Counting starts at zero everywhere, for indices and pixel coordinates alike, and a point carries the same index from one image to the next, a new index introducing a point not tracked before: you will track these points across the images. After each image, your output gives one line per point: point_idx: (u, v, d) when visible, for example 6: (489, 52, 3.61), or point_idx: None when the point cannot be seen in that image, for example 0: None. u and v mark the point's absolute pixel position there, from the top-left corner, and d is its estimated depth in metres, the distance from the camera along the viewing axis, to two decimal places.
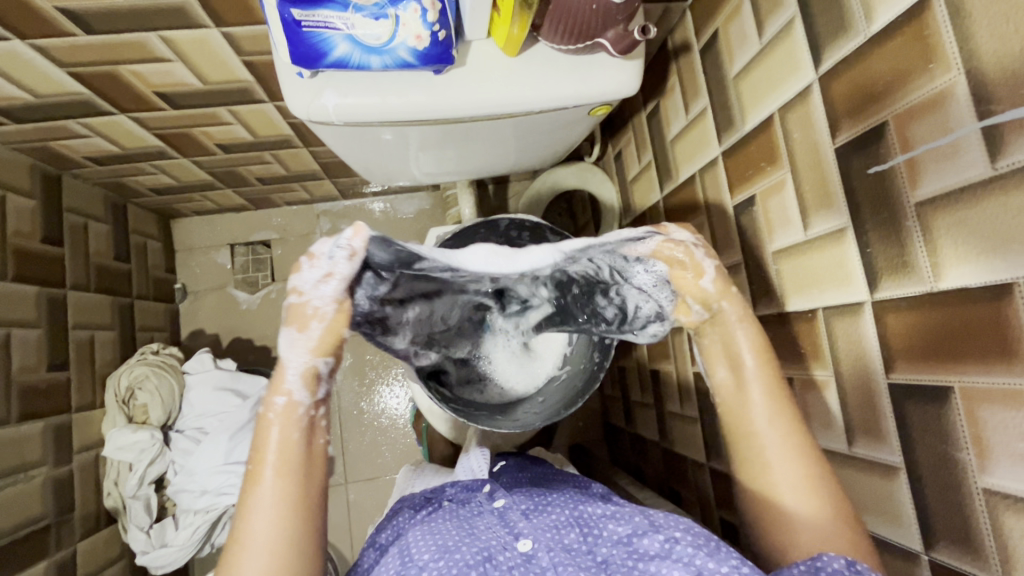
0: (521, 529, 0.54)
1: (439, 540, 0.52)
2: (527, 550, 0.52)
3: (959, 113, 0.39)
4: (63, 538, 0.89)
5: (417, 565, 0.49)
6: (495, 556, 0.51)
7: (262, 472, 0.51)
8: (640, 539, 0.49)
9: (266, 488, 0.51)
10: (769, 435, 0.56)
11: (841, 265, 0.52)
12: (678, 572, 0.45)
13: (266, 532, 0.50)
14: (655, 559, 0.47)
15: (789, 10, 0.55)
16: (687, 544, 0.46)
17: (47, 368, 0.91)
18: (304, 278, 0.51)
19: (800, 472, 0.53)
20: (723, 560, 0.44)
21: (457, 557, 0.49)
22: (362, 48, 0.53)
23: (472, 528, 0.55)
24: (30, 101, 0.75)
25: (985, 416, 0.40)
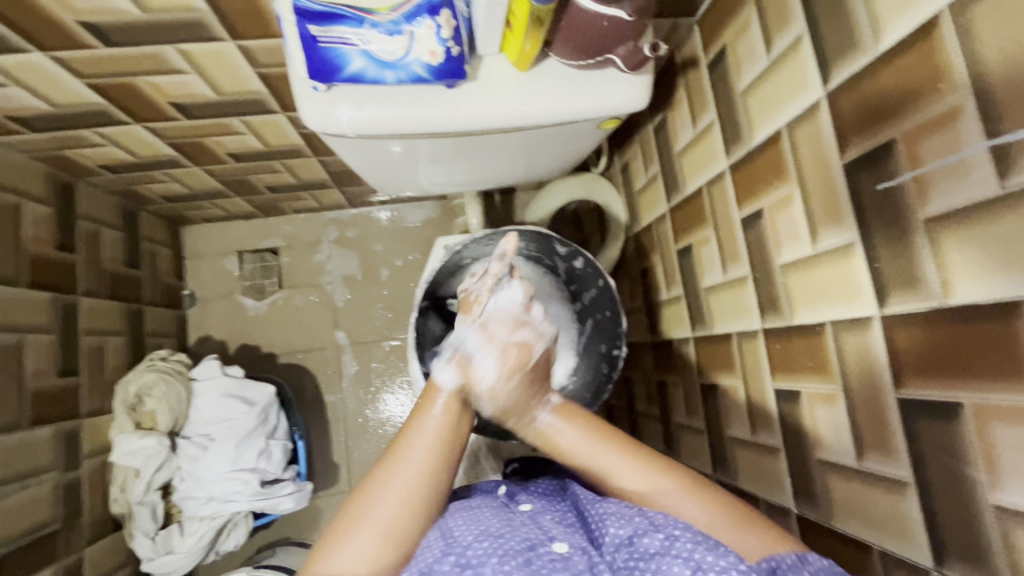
0: (554, 531, 0.51)
1: (483, 525, 0.50)
2: (563, 551, 0.48)
3: (968, 131, 0.40)
4: (70, 543, 0.89)
5: (461, 544, 0.48)
6: (537, 548, 0.48)
7: (431, 407, 0.57)
8: (641, 539, 0.47)
9: (433, 419, 0.56)
10: (598, 448, 0.57)
11: (849, 280, 0.52)
12: (677, 567, 0.43)
13: (420, 457, 0.53)
14: (656, 557, 0.45)
15: (797, 27, 0.55)
16: (686, 540, 0.45)
17: (58, 374, 0.91)
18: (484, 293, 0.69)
19: (632, 463, 0.55)
20: (721, 555, 0.43)
21: (503, 544, 0.47)
22: (376, 63, 0.54)
23: (510, 519, 0.52)
24: (48, 110, 0.77)
25: (996, 433, 0.40)
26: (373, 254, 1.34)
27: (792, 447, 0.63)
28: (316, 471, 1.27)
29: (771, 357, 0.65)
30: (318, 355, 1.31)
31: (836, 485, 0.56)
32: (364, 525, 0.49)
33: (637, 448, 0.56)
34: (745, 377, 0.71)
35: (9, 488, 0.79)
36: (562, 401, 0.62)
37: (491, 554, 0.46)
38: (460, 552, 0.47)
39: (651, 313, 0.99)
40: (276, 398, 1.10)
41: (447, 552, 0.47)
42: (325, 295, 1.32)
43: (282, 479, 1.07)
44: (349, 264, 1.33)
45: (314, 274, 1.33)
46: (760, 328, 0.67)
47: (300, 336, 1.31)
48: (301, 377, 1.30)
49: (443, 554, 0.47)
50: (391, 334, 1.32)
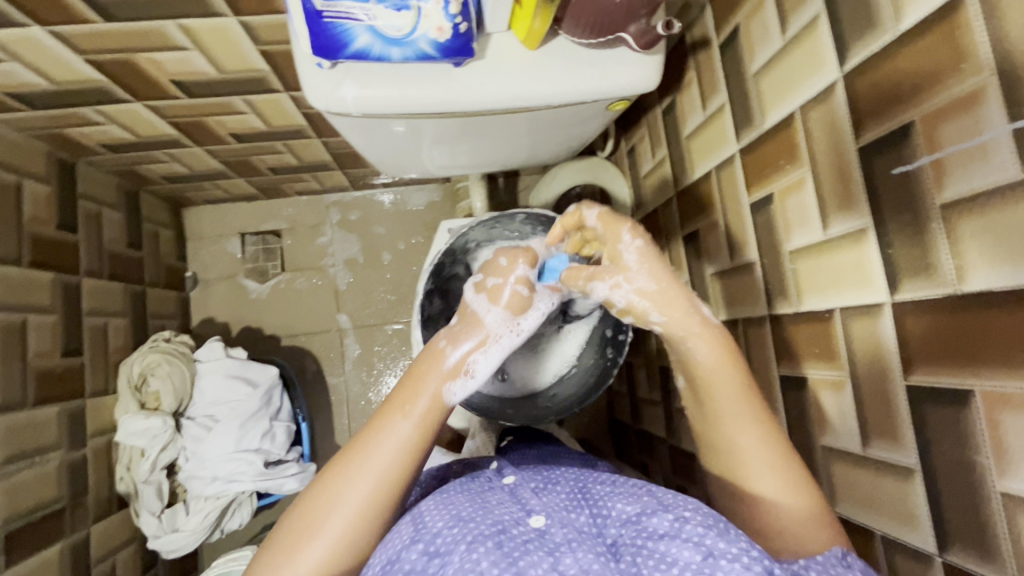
0: (533, 506, 0.52)
1: (454, 511, 0.50)
2: (540, 525, 0.48)
3: (990, 114, 0.39)
4: (77, 521, 0.90)
5: (430, 531, 0.48)
6: (509, 529, 0.47)
7: (413, 403, 0.55)
8: (649, 518, 0.47)
9: (401, 428, 0.54)
10: (730, 400, 0.56)
11: (860, 266, 0.51)
12: (687, 551, 0.42)
13: (381, 465, 0.52)
14: (663, 538, 0.44)
15: (814, 6, 0.54)
16: (697, 523, 0.45)
17: (62, 354, 0.91)
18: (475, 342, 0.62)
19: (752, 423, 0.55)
20: (732, 541, 0.42)
21: (470, 527, 0.47)
22: (383, 39, 0.53)
23: (485, 503, 0.52)
24: (47, 87, 0.76)
25: (1006, 422, 0.39)
26: (375, 237, 1.33)
27: (796, 433, 0.63)
28: (319, 453, 1.28)
29: (777, 344, 0.65)
30: (321, 338, 1.31)
31: (840, 471, 0.56)
32: (316, 523, 0.50)
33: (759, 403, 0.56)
34: (750, 363, 0.71)
35: (16, 467, 0.80)
36: (719, 366, 0.57)
37: (460, 539, 0.46)
38: (429, 540, 0.48)
39: None
40: (280, 380, 1.11)
41: (415, 540, 0.48)
42: (328, 278, 1.32)
43: (286, 460, 1.08)
44: (352, 247, 1.33)
45: (317, 257, 1.32)
46: (767, 314, 0.66)
47: (303, 319, 1.31)
48: (304, 359, 1.30)
49: (411, 543, 0.48)
50: (393, 318, 1.32)
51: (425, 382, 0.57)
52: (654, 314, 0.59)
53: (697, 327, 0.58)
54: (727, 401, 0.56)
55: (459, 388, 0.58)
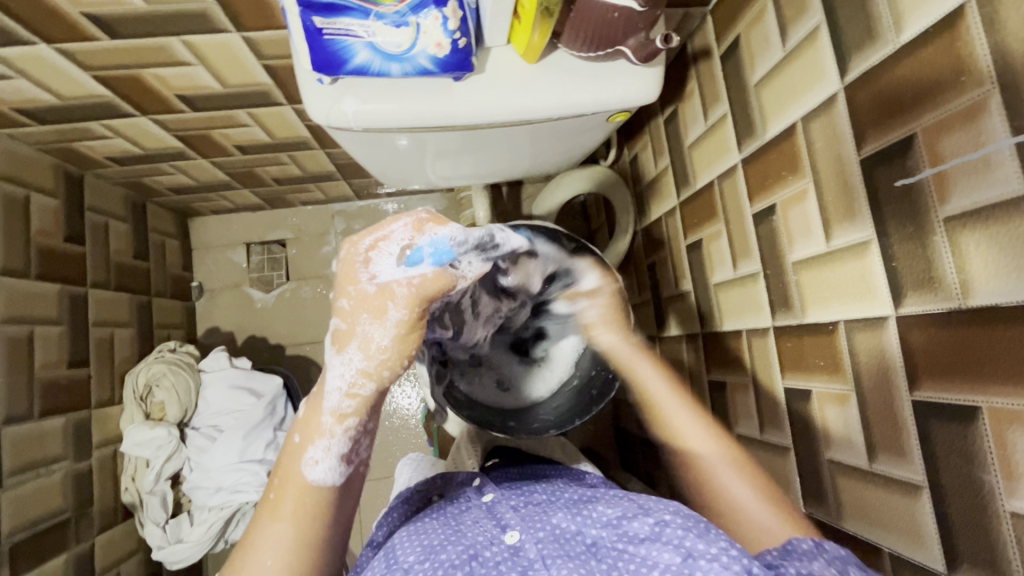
0: (508, 521, 0.53)
1: (426, 541, 0.50)
2: (514, 541, 0.50)
3: (992, 127, 0.38)
4: (82, 532, 0.90)
5: (401, 567, 0.47)
6: (481, 553, 0.48)
7: (280, 505, 0.52)
8: (629, 521, 0.48)
9: (285, 524, 0.51)
10: (674, 404, 0.68)
11: (864, 278, 0.51)
12: (668, 554, 0.43)
13: (269, 566, 0.50)
14: (645, 541, 0.45)
15: (814, 17, 0.54)
16: (677, 526, 0.45)
17: (68, 365, 0.92)
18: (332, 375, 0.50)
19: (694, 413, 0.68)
20: (712, 541, 0.42)
21: (441, 558, 0.47)
22: (382, 55, 0.53)
23: (458, 525, 0.53)
24: (55, 103, 0.77)
25: (1014, 439, 0.39)
26: None
27: (802, 446, 0.62)
28: None
29: (782, 356, 0.64)
30: (325, 348, 1.31)
31: (846, 486, 0.56)
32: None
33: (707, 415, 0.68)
34: (755, 375, 0.70)
35: (22, 477, 0.81)
36: (667, 391, 0.69)
37: (433, 571, 0.46)
38: (403, 575, 0.46)
39: (659, 307, 0.98)
40: (284, 390, 1.11)
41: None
42: (332, 287, 1.32)
43: None
44: None
45: (321, 267, 1.33)
46: (771, 325, 0.66)
47: (307, 328, 1.31)
48: (309, 368, 1.31)
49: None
50: None
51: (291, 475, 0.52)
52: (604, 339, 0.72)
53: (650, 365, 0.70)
54: (665, 391, 0.69)
55: (321, 468, 0.52)
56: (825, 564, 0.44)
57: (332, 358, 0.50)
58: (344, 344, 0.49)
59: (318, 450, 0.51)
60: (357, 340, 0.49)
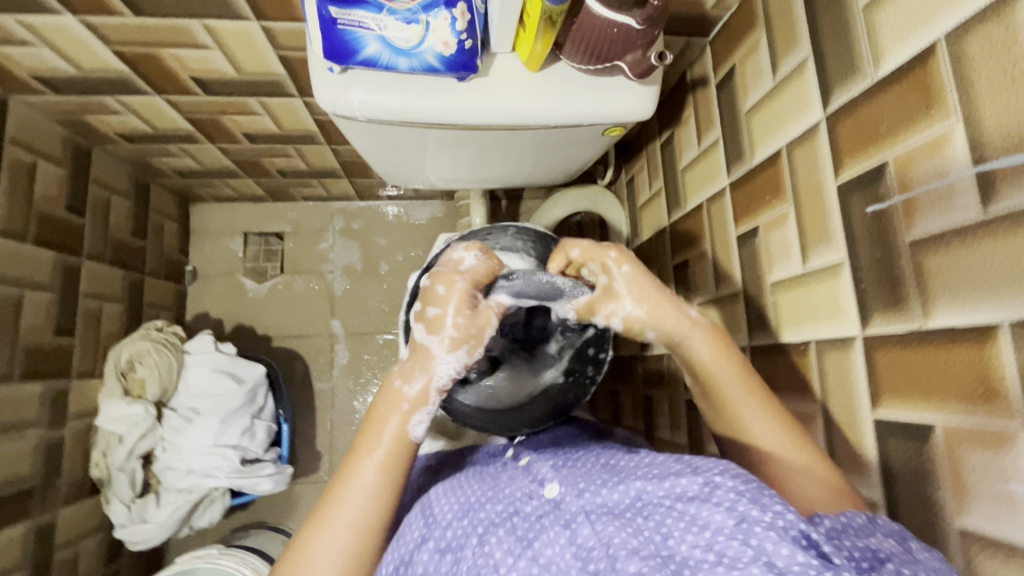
0: (546, 476, 0.52)
1: (463, 499, 0.51)
2: (554, 495, 0.48)
3: (955, 157, 0.40)
4: (47, 502, 0.89)
5: (440, 524, 0.49)
6: (522, 509, 0.48)
7: (374, 448, 0.51)
8: (677, 480, 0.43)
9: (371, 465, 0.50)
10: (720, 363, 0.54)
11: (835, 300, 0.53)
12: (720, 515, 0.38)
13: (355, 511, 0.48)
14: (694, 501, 0.40)
15: (802, 51, 0.57)
16: (728, 489, 0.40)
17: (54, 333, 0.93)
18: (441, 364, 0.55)
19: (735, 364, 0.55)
20: (767, 507, 0.38)
21: (480, 515, 0.48)
22: (392, 49, 0.55)
23: (496, 483, 0.53)
24: (73, 74, 0.79)
25: (964, 457, 0.40)
26: (374, 247, 1.36)
27: None
28: (298, 458, 1.26)
29: (756, 375, 0.66)
30: (312, 342, 1.31)
31: None
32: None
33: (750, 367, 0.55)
34: None
35: None
36: (718, 361, 0.54)
37: (471, 534, 0.47)
38: (440, 535, 0.48)
39: None
40: (266, 379, 1.11)
41: (425, 538, 0.48)
42: (325, 283, 1.33)
43: (263, 460, 1.07)
44: (351, 255, 1.35)
45: (317, 262, 1.34)
46: (747, 345, 0.67)
47: (296, 321, 1.32)
48: (294, 361, 1.31)
49: (422, 541, 0.48)
50: (385, 328, 1.33)
51: (386, 422, 0.52)
52: (650, 332, 0.58)
53: (692, 328, 0.56)
54: (732, 379, 0.53)
55: (422, 427, 0.53)
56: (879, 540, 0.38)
57: (442, 352, 0.55)
58: (453, 348, 0.55)
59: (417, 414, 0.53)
60: (472, 343, 0.56)
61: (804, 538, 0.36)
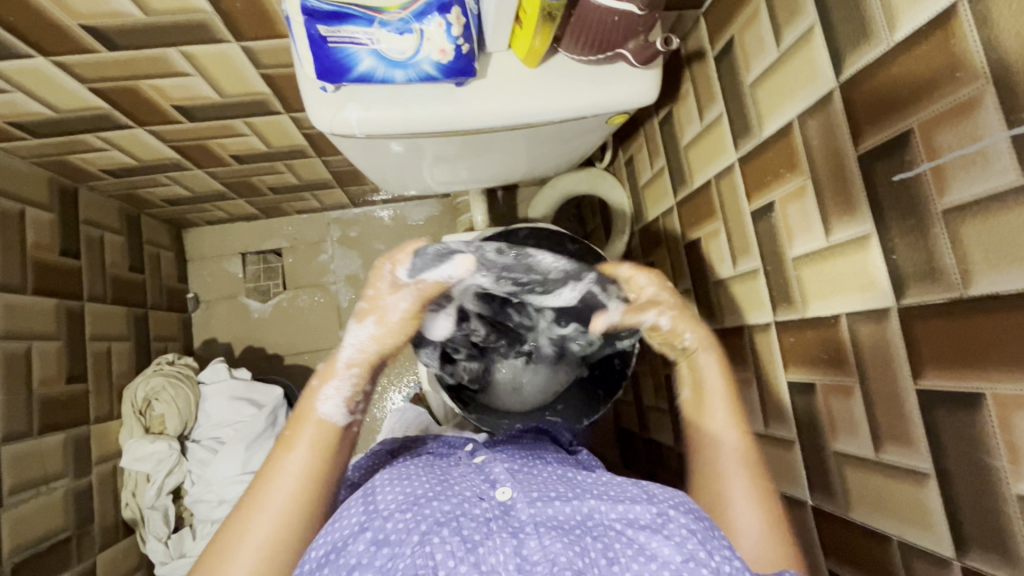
0: (497, 476, 0.53)
1: (411, 489, 0.50)
2: (505, 499, 0.50)
3: (987, 120, 0.39)
4: (83, 549, 0.89)
5: (381, 516, 0.47)
6: (470, 510, 0.48)
7: (296, 439, 0.54)
8: (632, 505, 0.48)
9: (297, 456, 0.53)
10: (716, 402, 0.64)
11: (864, 272, 0.52)
12: (668, 549, 0.44)
13: (285, 498, 0.51)
14: (645, 530, 0.45)
15: (807, 18, 0.55)
16: (681, 525, 0.45)
17: (66, 380, 0.91)
18: (352, 332, 0.56)
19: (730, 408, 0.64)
20: (715, 551, 0.43)
21: (425, 511, 0.47)
22: (386, 62, 0.53)
23: (446, 477, 0.52)
24: (50, 116, 0.76)
25: (1019, 423, 0.40)
26: (375, 254, 1.34)
27: (807, 438, 0.63)
28: None
29: (784, 349, 0.65)
30: (324, 356, 1.30)
31: (852, 476, 0.56)
32: (229, 558, 0.48)
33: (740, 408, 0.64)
34: (756, 370, 0.71)
35: (22, 496, 0.79)
36: (721, 394, 0.64)
37: (412, 531, 0.45)
38: (379, 528, 0.46)
39: None
40: (285, 400, 1.11)
41: (365, 526, 0.46)
42: (330, 296, 1.32)
43: None
44: (353, 264, 1.33)
45: (319, 275, 1.32)
46: (772, 321, 0.67)
47: (306, 337, 1.31)
48: (308, 377, 1.30)
49: (359, 531, 0.46)
50: None
51: (307, 410, 0.55)
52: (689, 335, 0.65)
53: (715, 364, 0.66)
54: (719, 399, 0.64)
55: (332, 405, 0.55)
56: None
57: (352, 326, 0.56)
58: (361, 316, 0.56)
59: (329, 391, 0.55)
60: (375, 313, 0.56)
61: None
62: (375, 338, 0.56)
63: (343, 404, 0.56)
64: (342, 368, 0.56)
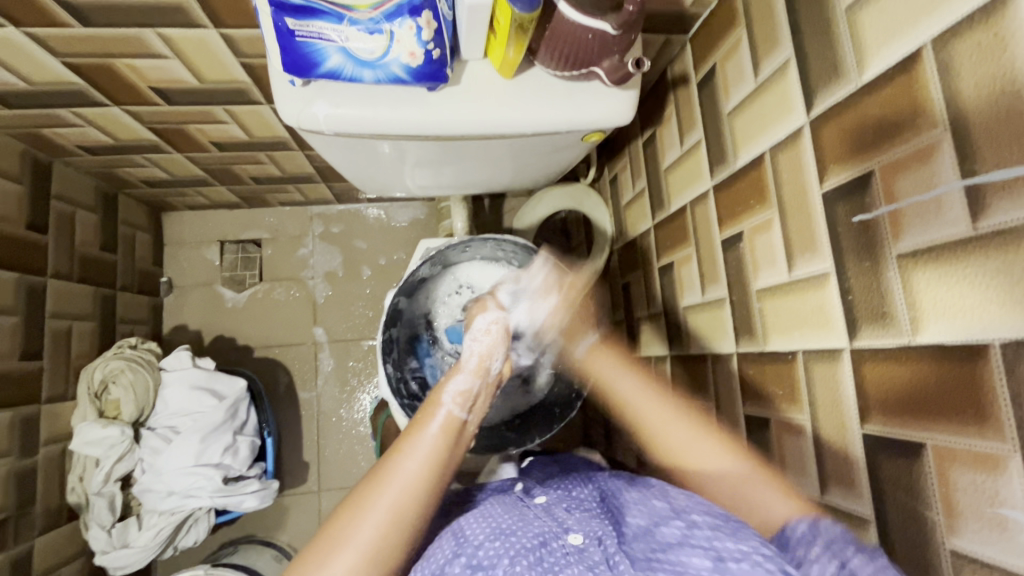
0: (569, 523, 0.51)
1: (494, 524, 0.49)
2: (579, 543, 0.48)
3: (943, 168, 0.39)
4: (21, 532, 0.86)
5: (472, 544, 0.47)
6: (549, 543, 0.47)
7: (427, 424, 0.55)
8: (661, 527, 0.47)
9: (427, 439, 0.53)
10: (654, 408, 0.64)
11: (821, 310, 0.51)
12: (698, 557, 0.42)
13: (407, 480, 0.50)
14: (673, 547, 0.44)
15: (784, 52, 0.55)
16: (705, 528, 0.45)
17: (20, 357, 0.89)
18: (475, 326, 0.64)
19: (706, 443, 0.58)
20: (741, 540, 0.43)
21: (513, 539, 0.47)
22: (355, 61, 0.53)
23: (525, 516, 0.52)
24: (23, 88, 0.75)
25: (956, 477, 0.39)
26: (356, 252, 1.32)
27: None
28: (285, 469, 1.24)
29: (743, 382, 0.65)
30: (295, 351, 1.29)
31: None
32: (346, 533, 0.47)
33: (728, 437, 0.58)
34: (717, 400, 0.71)
35: None
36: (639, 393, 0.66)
37: (503, 554, 0.45)
38: (471, 553, 0.46)
39: (631, 327, 0.98)
40: (247, 393, 1.08)
41: (457, 554, 0.46)
42: (306, 290, 1.30)
43: (248, 476, 1.05)
44: (332, 260, 1.32)
45: (296, 269, 1.31)
46: (734, 351, 0.66)
47: (278, 330, 1.29)
48: (277, 371, 1.28)
49: (453, 557, 0.46)
50: (370, 333, 1.30)
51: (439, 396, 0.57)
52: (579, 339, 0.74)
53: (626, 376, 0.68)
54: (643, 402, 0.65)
55: (456, 394, 0.57)
56: (824, 548, 0.43)
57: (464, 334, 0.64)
58: (479, 313, 0.66)
59: (454, 387, 0.58)
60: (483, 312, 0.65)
61: (766, 562, 0.40)
62: (500, 332, 0.64)
63: (461, 399, 0.57)
64: (467, 354, 0.62)
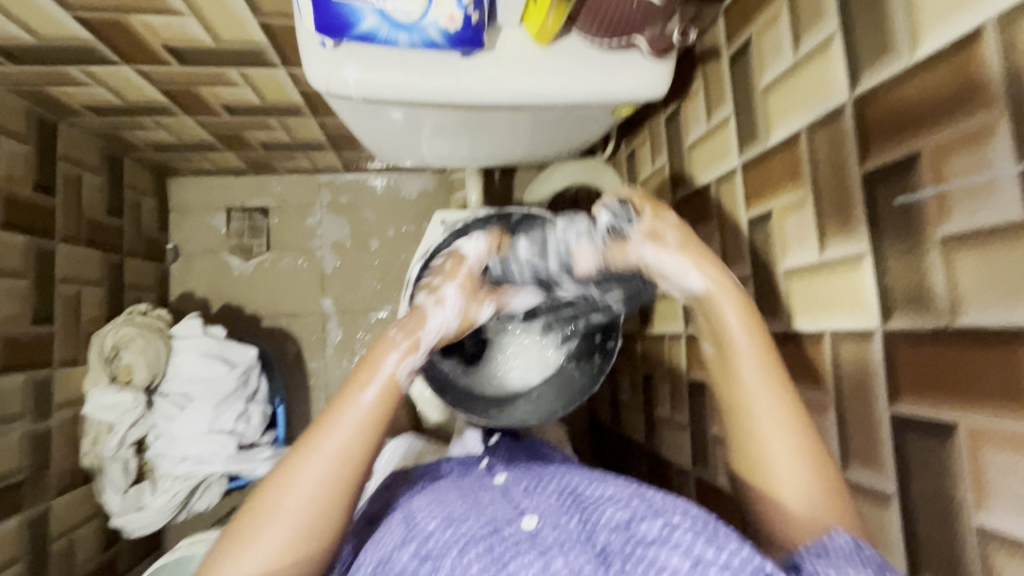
0: (525, 505, 0.50)
1: (446, 510, 0.50)
2: (532, 527, 0.46)
3: (998, 150, 0.38)
4: (38, 494, 0.87)
5: (423, 532, 0.47)
6: (500, 530, 0.46)
7: (362, 394, 0.52)
8: (639, 524, 0.45)
9: (355, 412, 0.51)
10: (758, 390, 0.53)
11: (854, 291, 0.51)
12: (677, 559, 0.40)
13: (325, 466, 0.48)
14: (653, 544, 0.42)
15: (829, 26, 0.53)
16: (686, 530, 0.42)
17: (31, 321, 0.88)
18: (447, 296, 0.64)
19: (803, 465, 0.50)
20: (724, 547, 0.40)
21: (463, 528, 0.47)
22: (390, 22, 0.51)
23: (476, 501, 0.52)
24: (31, 42, 0.72)
25: (988, 458, 0.40)
26: (364, 222, 1.31)
27: None
28: (293, 437, 1.25)
29: None
30: (303, 321, 1.28)
31: None
32: (252, 532, 0.46)
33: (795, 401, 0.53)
34: None
35: None
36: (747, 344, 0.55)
37: (453, 543, 0.45)
38: (421, 542, 0.46)
39: (644, 305, 0.98)
40: (258, 362, 1.09)
41: (407, 540, 0.46)
42: (314, 260, 1.29)
43: (260, 444, 1.06)
44: (340, 230, 1.30)
45: (304, 238, 1.29)
46: None
47: (285, 300, 1.28)
48: (285, 341, 1.28)
49: (403, 543, 0.46)
50: (378, 305, 1.30)
51: (379, 367, 0.54)
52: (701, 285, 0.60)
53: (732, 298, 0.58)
54: (756, 383, 0.54)
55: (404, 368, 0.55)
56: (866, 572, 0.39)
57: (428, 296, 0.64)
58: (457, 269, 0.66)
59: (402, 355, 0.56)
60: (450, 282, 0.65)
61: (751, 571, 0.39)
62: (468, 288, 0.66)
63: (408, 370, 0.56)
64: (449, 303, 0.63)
